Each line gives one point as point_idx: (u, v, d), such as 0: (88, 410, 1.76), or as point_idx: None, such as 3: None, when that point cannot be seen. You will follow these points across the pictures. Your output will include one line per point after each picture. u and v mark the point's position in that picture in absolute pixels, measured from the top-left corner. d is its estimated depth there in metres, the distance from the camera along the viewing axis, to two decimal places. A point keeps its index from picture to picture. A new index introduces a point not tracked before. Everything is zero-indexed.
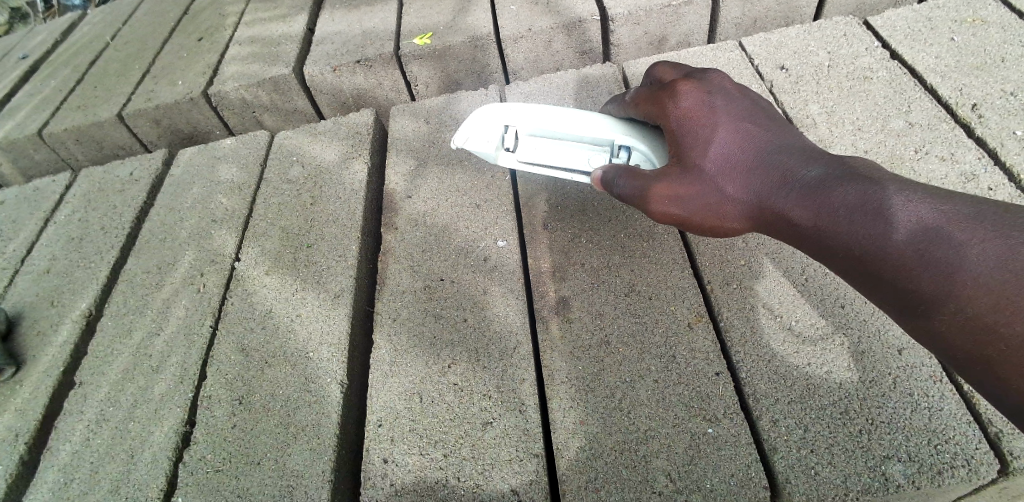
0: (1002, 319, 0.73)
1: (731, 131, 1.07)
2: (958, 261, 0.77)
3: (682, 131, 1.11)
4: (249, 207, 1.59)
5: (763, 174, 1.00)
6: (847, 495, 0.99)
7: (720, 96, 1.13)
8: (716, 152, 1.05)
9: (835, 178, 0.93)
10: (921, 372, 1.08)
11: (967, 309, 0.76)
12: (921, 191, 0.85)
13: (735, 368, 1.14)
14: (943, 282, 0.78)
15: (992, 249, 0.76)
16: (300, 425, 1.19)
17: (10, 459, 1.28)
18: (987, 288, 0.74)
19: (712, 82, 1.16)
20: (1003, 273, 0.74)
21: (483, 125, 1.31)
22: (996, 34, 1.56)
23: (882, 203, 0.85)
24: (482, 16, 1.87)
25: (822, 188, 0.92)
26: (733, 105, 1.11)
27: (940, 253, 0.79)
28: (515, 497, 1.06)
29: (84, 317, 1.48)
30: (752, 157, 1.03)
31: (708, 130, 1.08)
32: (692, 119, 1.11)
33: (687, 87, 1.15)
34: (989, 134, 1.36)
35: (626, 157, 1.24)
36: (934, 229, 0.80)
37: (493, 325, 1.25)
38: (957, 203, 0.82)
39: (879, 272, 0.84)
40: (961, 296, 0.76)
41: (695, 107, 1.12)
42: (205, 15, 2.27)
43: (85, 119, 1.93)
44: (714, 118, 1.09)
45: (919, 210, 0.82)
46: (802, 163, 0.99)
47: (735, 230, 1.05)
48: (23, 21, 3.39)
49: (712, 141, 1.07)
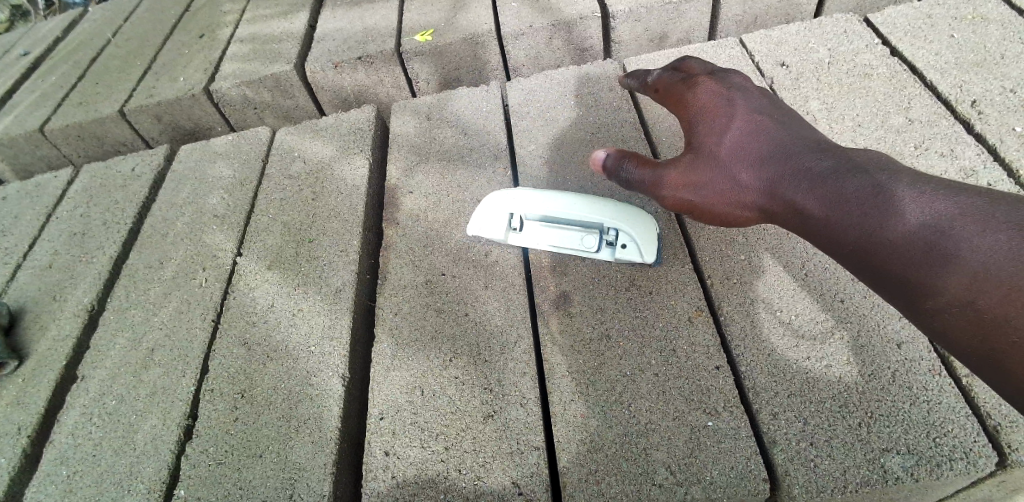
0: (1010, 311, 0.74)
1: (746, 122, 1.08)
2: (969, 252, 0.78)
3: (698, 123, 1.12)
4: (251, 202, 1.59)
5: (776, 163, 1.00)
6: (846, 488, 0.99)
7: (739, 92, 1.14)
8: (731, 142, 1.06)
9: (849, 169, 0.93)
10: (919, 365, 1.09)
11: (977, 301, 0.77)
12: (934, 185, 0.85)
13: (735, 361, 1.14)
14: (952, 274, 0.79)
15: (1004, 242, 0.76)
16: (301, 417, 1.20)
17: (12, 452, 1.28)
18: (996, 279, 0.75)
19: (731, 79, 1.18)
20: (1012, 264, 0.75)
21: (480, 219, 1.34)
22: (996, 31, 1.56)
23: (895, 195, 0.86)
24: (484, 14, 1.87)
25: (835, 179, 0.93)
26: (750, 98, 1.12)
27: (950, 246, 0.79)
28: (516, 490, 1.06)
29: (86, 312, 1.48)
30: (766, 146, 1.03)
31: (724, 120, 1.09)
32: (709, 111, 1.12)
33: (707, 82, 1.18)
34: (989, 131, 1.36)
35: (615, 238, 1.24)
36: (945, 220, 0.81)
37: (494, 319, 1.25)
38: (969, 197, 0.83)
39: (889, 264, 0.85)
40: (970, 288, 0.77)
41: (713, 100, 1.14)
42: (206, 11, 2.27)
43: (86, 115, 1.94)
44: (730, 110, 1.10)
45: (931, 203, 0.83)
46: (816, 154, 0.99)
47: (745, 220, 1.05)
48: (24, 18, 3.40)
49: (727, 132, 1.07)
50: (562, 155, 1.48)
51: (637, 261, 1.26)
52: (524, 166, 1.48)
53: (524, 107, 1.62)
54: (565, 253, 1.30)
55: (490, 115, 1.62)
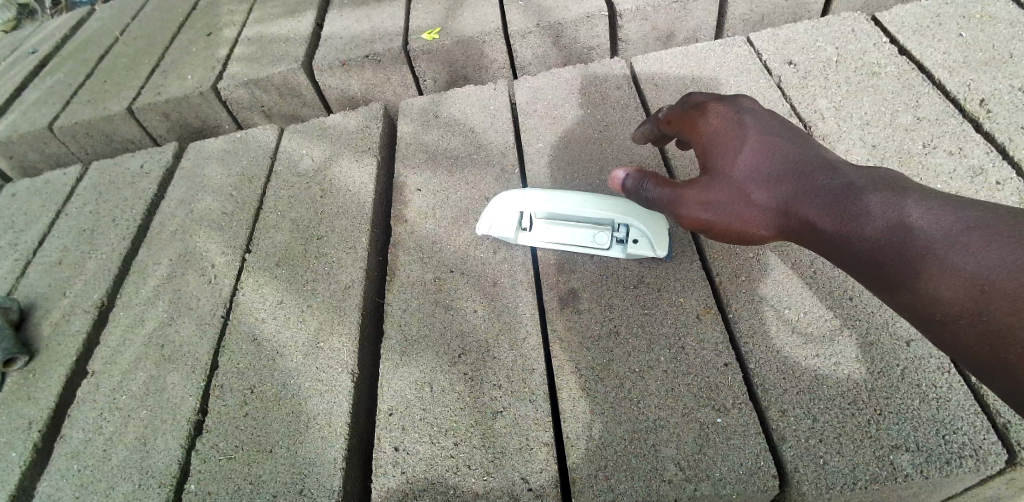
0: (1016, 323, 0.75)
1: (757, 142, 1.06)
2: (973, 265, 0.78)
3: (711, 144, 1.11)
4: (260, 199, 1.60)
5: (789, 182, 0.99)
6: (855, 484, 0.99)
7: (749, 113, 1.12)
8: (743, 162, 1.05)
9: (859, 187, 0.92)
10: (928, 363, 1.08)
11: (983, 314, 0.77)
12: (942, 200, 0.85)
13: (744, 359, 1.14)
14: (957, 288, 0.79)
15: (1007, 254, 0.76)
16: (311, 413, 1.20)
17: (24, 447, 1.30)
18: (1001, 292, 0.76)
19: (741, 99, 1.16)
20: (1015, 277, 0.75)
21: (491, 220, 1.34)
22: (1004, 30, 1.56)
23: (903, 212, 0.86)
24: (491, 12, 1.88)
25: (846, 197, 0.92)
26: (760, 118, 1.10)
27: (956, 260, 0.80)
28: (525, 485, 1.06)
29: (97, 308, 1.49)
30: (778, 165, 1.02)
31: (736, 140, 1.08)
32: (721, 132, 1.10)
33: (716, 104, 1.15)
34: (997, 129, 1.36)
35: (624, 233, 1.25)
36: (952, 235, 0.81)
37: (503, 315, 1.26)
38: (977, 210, 0.82)
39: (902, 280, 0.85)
40: (975, 301, 0.78)
41: (723, 122, 1.12)
42: (214, 10, 2.28)
43: (95, 113, 1.95)
44: (741, 130, 1.09)
45: (939, 218, 0.83)
46: (828, 172, 0.98)
47: (762, 238, 1.04)
48: (30, 16, 3.39)
49: (741, 152, 1.06)
50: (570, 154, 1.48)
51: (649, 257, 1.26)
52: (532, 163, 1.48)
53: (531, 106, 1.62)
54: (574, 253, 1.30)
55: (497, 113, 1.62)
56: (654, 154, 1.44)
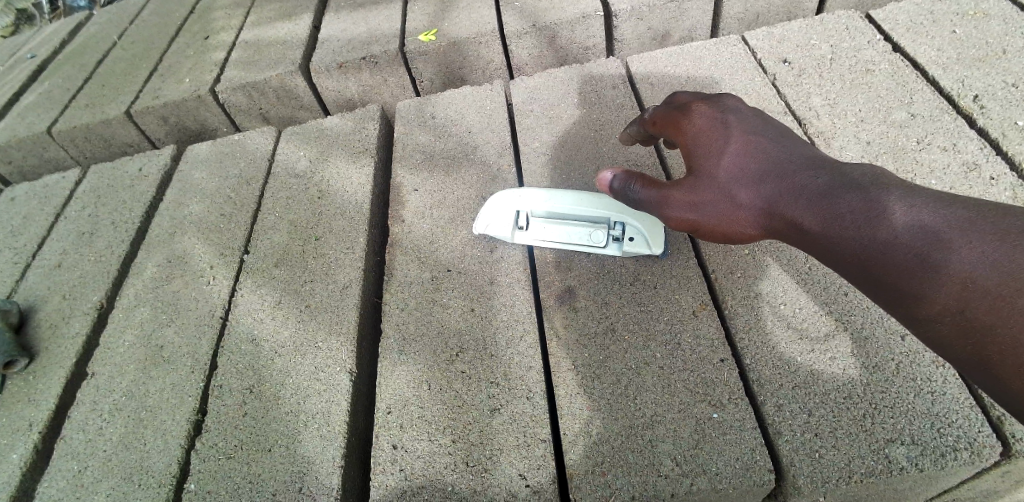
0: (997, 320, 0.75)
1: (742, 143, 1.06)
2: (954, 261, 0.79)
3: (696, 145, 1.10)
4: (257, 201, 1.60)
5: (774, 182, 1.00)
6: (851, 478, 1.00)
7: (733, 113, 1.12)
8: (728, 163, 1.05)
9: (844, 186, 0.93)
10: (923, 357, 1.08)
11: (965, 312, 0.78)
12: (924, 197, 0.85)
13: (740, 355, 1.15)
14: (940, 285, 0.80)
15: (987, 251, 0.77)
16: (309, 412, 1.21)
17: (24, 448, 1.30)
18: (983, 289, 0.76)
19: (725, 100, 1.16)
20: (995, 274, 0.76)
21: (489, 219, 1.35)
22: (998, 26, 1.56)
23: (886, 210, 0.87)
24: (487, 13, 1.89)
25: (831, 196, 0.93)
26: (744, 118, 1.11)
27: (939, 256, 0.80)
28: (523, 481, 1.07)
29: (96, 309, 1.49)
30: (764, 166, 1.02)
31: (721, 141, 1.08)
32: (705, 133, 1.10)
33: (700, 105, 1.15)
34: (991, 125, 1.36)
35: (620, 231, 1.26)
36: (934, 233, 0.81)
37: (499, 314, 1.26)
38: (957, 208, 0.82)
39: (886, 278, 0.85)
40: (957, 299, 0.78)
41: (707, 122, 1.11)
42: (211, 14, 2.29)
43: (93, 117, 1.95)
44: (726, 130, 1.09)
45: (921, 216, 0.83)
46: (812, 171, 0.98)
47: (748, 237, 1.04)
48: (29, 21, 3.41)
49: (726, 152, 1.06)
50: (567, 153, 1.48)
51: (646, 255, 1.26)
52: (528, 163, 1.49)
53: (527, 105, 1.63)
54: (571, 252, 1.31)
55: (494, 114, 1.62)
56: (649, 152, 1.44)
